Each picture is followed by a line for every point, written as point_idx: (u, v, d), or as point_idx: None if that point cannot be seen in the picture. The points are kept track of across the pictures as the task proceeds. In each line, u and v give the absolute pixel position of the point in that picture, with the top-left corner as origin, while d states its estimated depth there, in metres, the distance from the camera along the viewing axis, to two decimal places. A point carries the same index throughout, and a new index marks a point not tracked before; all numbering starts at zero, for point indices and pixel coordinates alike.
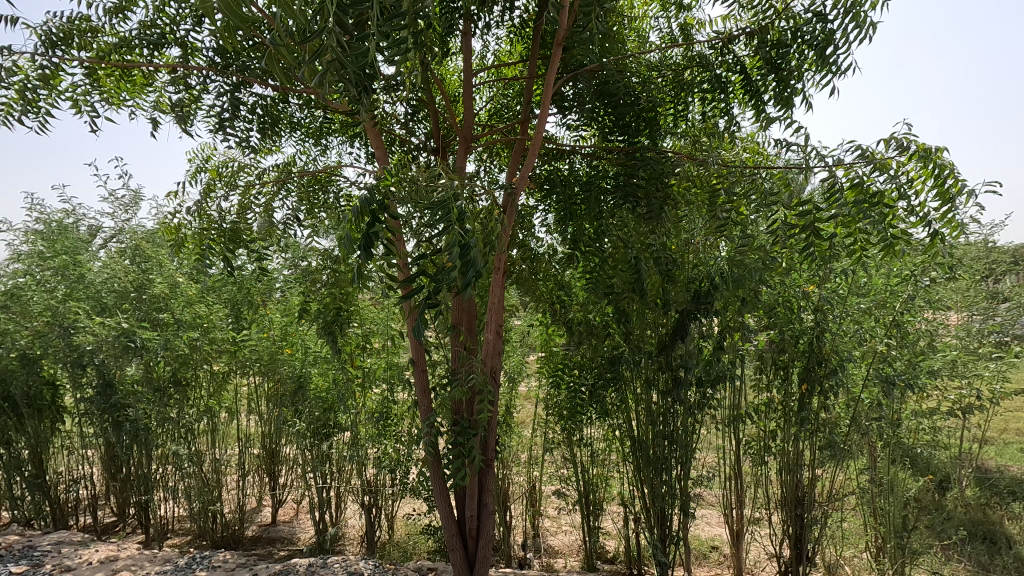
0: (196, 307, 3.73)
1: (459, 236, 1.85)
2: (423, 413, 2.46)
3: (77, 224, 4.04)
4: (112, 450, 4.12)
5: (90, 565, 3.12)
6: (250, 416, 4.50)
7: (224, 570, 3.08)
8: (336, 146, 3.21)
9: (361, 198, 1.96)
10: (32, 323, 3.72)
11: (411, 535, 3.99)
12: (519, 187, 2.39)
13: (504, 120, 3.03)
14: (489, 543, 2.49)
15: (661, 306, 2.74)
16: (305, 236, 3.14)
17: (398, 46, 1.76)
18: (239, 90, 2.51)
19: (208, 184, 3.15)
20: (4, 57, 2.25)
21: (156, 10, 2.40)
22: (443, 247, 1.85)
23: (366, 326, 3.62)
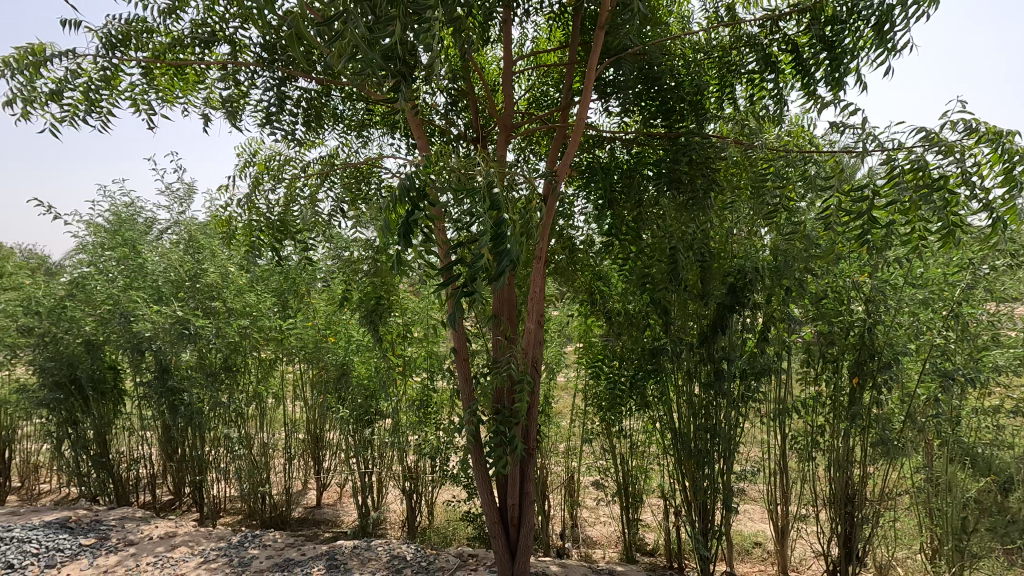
0: (245, 296, 3.88)
1: (493, 224, 1.84)
2: (466, 401, 2.45)
3: (136, 216, 4.25)
4: (168, 432, 4.35)
5: (153, 540, 3.31)
6: (295, 402, 4.63)
7: (275, 549, 3.21)
8: (377, 138, 3.26)
9: (400, 185, 1.98)
10: (96, 311, 3.99)
11: (450, 521, 4.07)
12: (559, 176, 2.35)
13: (542, 108, 3.01)
14: (531, 532, 2.49)
15: (700, 298, 2.69)
16: (349, 227, 3.20)
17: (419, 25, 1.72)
18: (285, 85, 2.56)
19: (256, 177, 3.26)
20: (69, 60, 2.36)
21: (207, 9, 2.48)
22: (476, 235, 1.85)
23: (407, 315, 3.69)
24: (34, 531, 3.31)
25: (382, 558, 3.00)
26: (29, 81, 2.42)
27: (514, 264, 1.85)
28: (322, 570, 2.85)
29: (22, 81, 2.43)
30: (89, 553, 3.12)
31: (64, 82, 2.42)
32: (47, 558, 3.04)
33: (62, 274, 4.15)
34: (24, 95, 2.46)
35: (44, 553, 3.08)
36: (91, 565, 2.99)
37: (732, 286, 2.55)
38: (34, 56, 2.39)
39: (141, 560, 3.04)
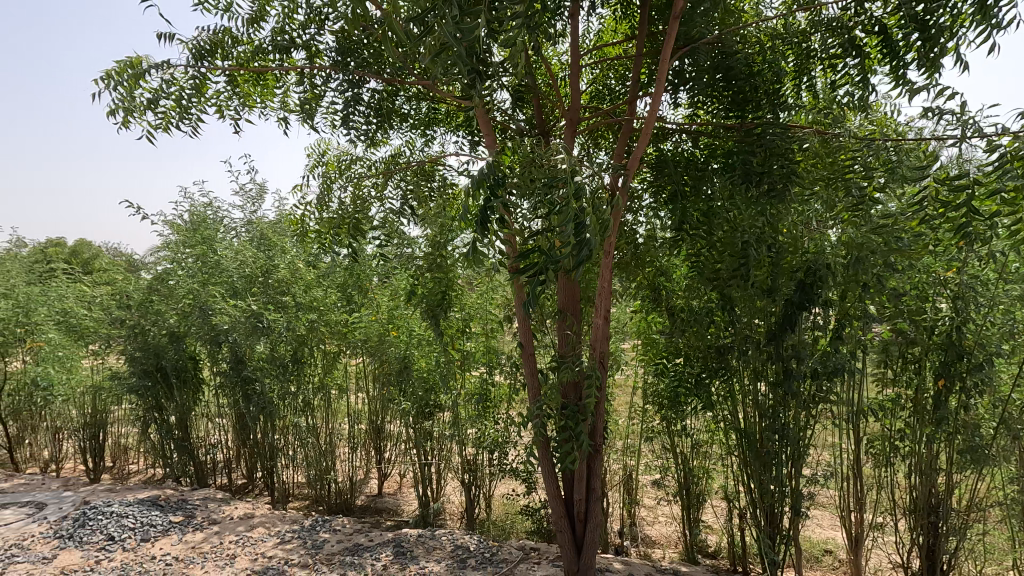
0: (312, 291, 4.04)
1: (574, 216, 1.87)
2: (533, 395, 2.48)
3: (213, 214, 4.51)
4: (242, 419, 4.60)
5: (233, 520, 3.52)
6: (358, 394, 4.78)
7: (344, 534, 3.34)
8: (440, 136, 3.33)
9: (481, 171, 2.04)
10: (178, 305, 4.28)
11: (508, 514, 4.11)
12: (630, 169, 2.33)
13: (606, 102, 2.98)
14: (598, 527, 2.49)
15: (766, 294, 2.58)
16: (415, 223, 3.27)
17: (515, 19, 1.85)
18: (357, 87, 2.67)
19: (326, 176, 3.39)
20: (164, 71, 2.54)
21: (286, 17, 2.60)
22: (557, 224, 1.87)
23: (466, 310, 3.75)
24: (130, 507, 3.59)
25: (446, 547, 3.07)
26: (128, 92, 2.62)
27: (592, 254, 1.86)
28: (390, 556, 2.95)
29: (123, 92, 2.64)
30: (179, 529, 3.35)
31: (159, 92, 2.61)
32: (142, 532, 3.29)
33: (146, 270, 4.55)
34: (124, 105, 2.67)
35: (140, 527, 3.34)
36: (180, 540, 3.22)
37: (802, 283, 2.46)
38: (133, 69, 2.58)
39: (224, 538, 3.24)
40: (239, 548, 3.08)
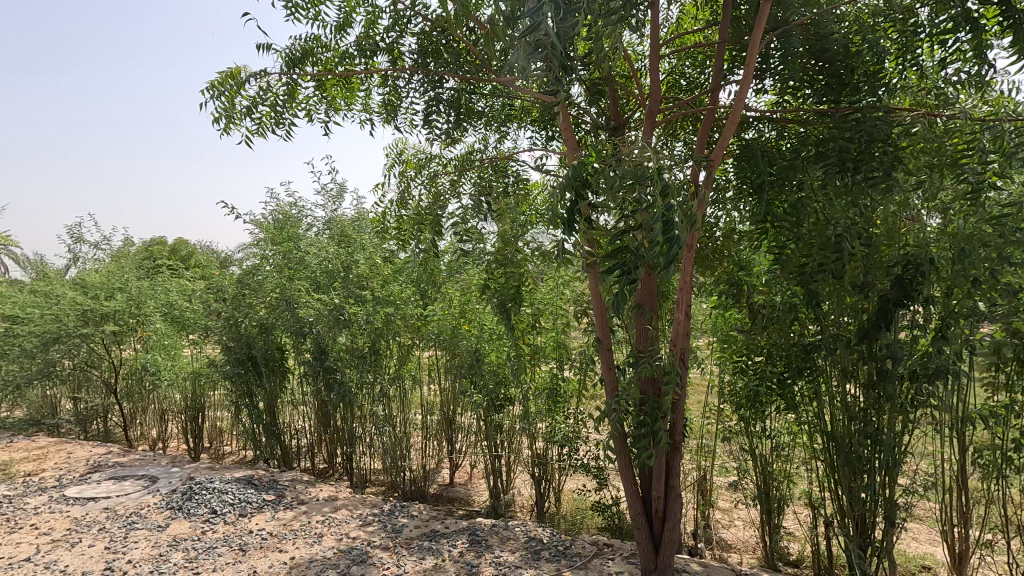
0: (389, 286, 4.20)
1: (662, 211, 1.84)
2: (611, 391, 2.47)
3: (298, 213, 4.78)
4: (324, 407, 4.86)
5: (319, 501, 3.74)
6: (430, 386, 4.92)
7: (420, 520, 3.46)
8: (514, 133, 3.37)
9: (567, 172, 2.05)
10: (268, 298, 4.58)
11: (578, 510, 4.10)
12: (716, 161, 2.26)
13: (685, 91, 2.91)
14: (677, 526, 2.44)
15: (858, 290, 2.42)
16: (490, 220, 3.32)
17: (606, 14, 1.87)
18: (436, 86, 2.76)
19: (404, 175, 3.51)
20: (262, 80, 2.73)
21: (371, 22, 2.72)
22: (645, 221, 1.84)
23: (537, 305, 3.77)
24: (228, 484, 3.89)
25: (520, 538, 3.12)
26: (229, 101, 2.83)
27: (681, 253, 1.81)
28: (466, 543, 3.03)
29: (225, 101, 2.85)
30: (272, 508, 3.60)
31: (256, 99, 2.80)
32: (240, 508, 3.56)
33: (236, 265, 4.96)
34: (226, 113, 2.88)
35: (238, 504, 3.61)
36: (273, 517, 3.45)
37: (899, 278, 2.28)
38: (233, 79, 2.79)
39: (312, 517, 3.45)
40: (326, 528, 3.27)
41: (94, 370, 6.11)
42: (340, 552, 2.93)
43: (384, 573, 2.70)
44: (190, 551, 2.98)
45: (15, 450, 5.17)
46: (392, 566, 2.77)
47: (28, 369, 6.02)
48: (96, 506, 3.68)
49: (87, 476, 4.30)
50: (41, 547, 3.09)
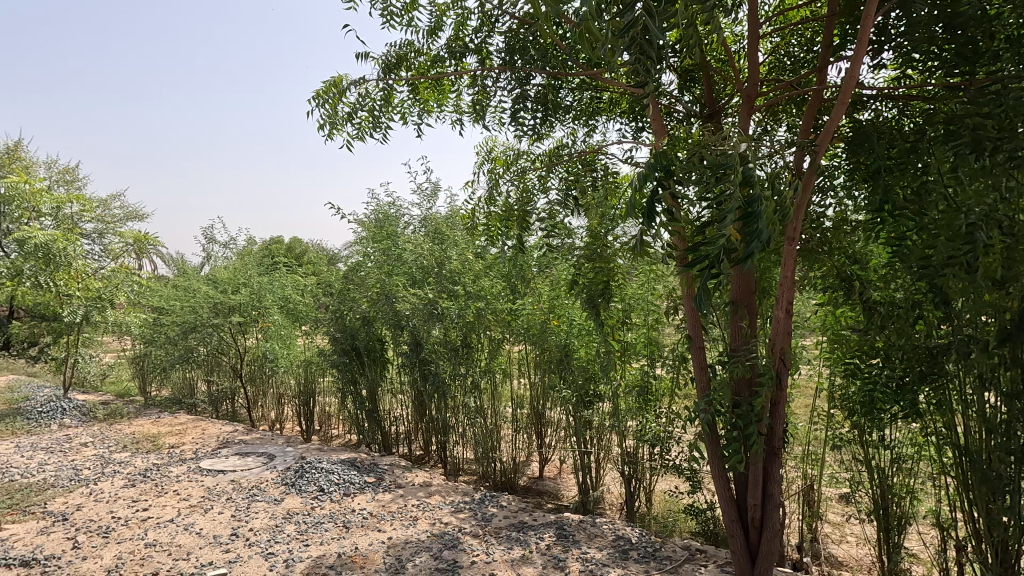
0: (480, 281, 4.31)
1: (744, 201, 1.73)
2: (702, 390, 2.37)
3: (396, 212, 5.04)
4: (420, 397, 5.09)
5: (414, 486, 3.93)
6: (520, 379, 4.96)
7: (509, 511, 3.53)
8: (603, 125, 3.32)
9: (647, 161, 1.98)
10: (369, 293, 4.89)
11: (671, 512, 3.97)
12: (821, 145, 2.08)
13: (789, 72, 2.71)
14: (775, 537, 2.29)
15: (999, 286, 2.12)
16: (579, 214, 3.29)
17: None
18: (523, 82, 2.77)
19: (494, 172, 3.58)
20: (360, 87, 2.90)
21: (460, 25, 2.79)
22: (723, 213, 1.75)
23: (627, 301, 3.68)
24: (334, 465, 4.20)
25: (608, 537, 3.08)
26: (332, 108, 3.04)
27: (764, 247, 1.70)
28: (553, 537, 3.04)
29: (328, 109, 3.06)
30: (372, 489, 3.84)
31: (356, 105, 2.99)
32: (344, 488, 3.83)
33: (342, 262, 5.35)
34: (329, 120, 3.10)
35: (342, 484, 3.89)
36: (373, 499, 3.68)
37: None
38: (335, 88, 2.98)
39: (408, 501, 3.64)
40: (420, 512, 3.43)
41: (223, 356, 6.84)
42: (433, 536, 3.07)
43: (473, 559, 2.79)
44: (301, 524, 3.26)
45: (162, 424, 5.92)
46: (481, 553, 2.85)
47: (172, 354, 6.86)
48: (225, 478, 4.13)
49: (218, 450, 4.83)
50: (181, 510, 3.52)
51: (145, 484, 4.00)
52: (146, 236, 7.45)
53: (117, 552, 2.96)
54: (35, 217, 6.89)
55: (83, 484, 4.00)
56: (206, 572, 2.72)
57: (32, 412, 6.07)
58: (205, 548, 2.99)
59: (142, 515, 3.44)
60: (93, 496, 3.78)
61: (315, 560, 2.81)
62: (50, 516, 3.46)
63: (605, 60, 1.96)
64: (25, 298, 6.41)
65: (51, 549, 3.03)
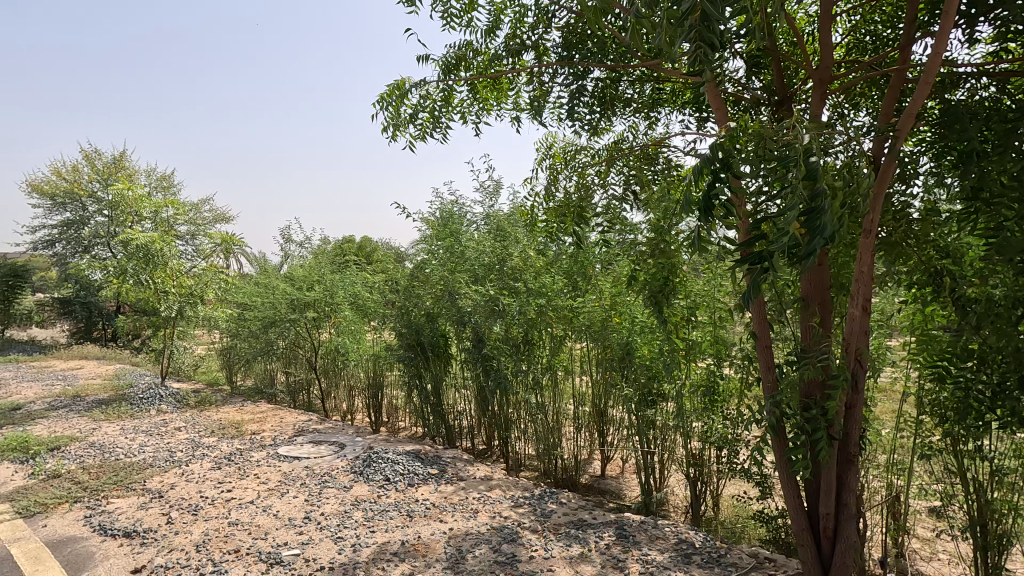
0: (541, 278, 4.32)
1: (807, 195, 1.63)
2: (768, 391, 2.26)
3: (459, 210, 5.14)
4: (482, 392, 5.17)
5: (476, 480, 4.01)
6: (582, 377, 4.91)
7: (569, 508, 3.52)
8: (665, 117, 3.23)
9: (703, 155, 1.90)
10: (434, 289, 5.02)
11: (739, 518, 3.81)
12: (902, 130, 1.92)
13: (868, 52, 2.53)
14: (850, 550, 2.15)
15: None
16: (640, 209, 3.21)
17: None
18: (581, 77, 2.75)
19: (554, 168, 3.57)
20: (421, 89, 2.98)
21: (517, 22, 2.80)
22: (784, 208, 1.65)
23: (692, 298, 3.57)
24: (400, 456, 4.35)
25: (670, 540, 3.00)
26: (395, 110, 3.14)
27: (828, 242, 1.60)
28: (613, 537, 3.01)
29: (391, 112, 3.17)
30: (435, 481, 3.94)
31: (418, 107, 3.07)
32: (409, 478, 3.96)
33: (409, 260, 5.52)
34: (393, 122, 3.20)
35: (407, 474, 4.03)
36: (436, 490, 3.78)
37: None
38: (399, 91, 3.08)
39: (469, 494, 3.71)
40: (480, 505, 3.49)
41: (300, 349, 7.24)
42: (492, 529, 3.11)
43: (532, 554, 2.80)
44: (368, 511, 3.41)
45: (246, 412, 6.35)
46: (539, 549, 2.86)
47: (254, 347, 7.35)
48: (300, 464, 4.38)
49: (294, 438, 5.12)
50: (260, 493, 3.77)
51: (230, 467, 4.32)
52: (232, 237, 8.00)
53: (204, 528, 3.22)
54: (138, 221, 7.58)
55: (177, 465, 4.37)
56: (281, 551, 2.90)
57: (135, 397, 6.69)
58: (280, 529, 3.19)
59: (226, 496, 3.71)
60: (185, 476, 4.12)
61: (379, 546, 2.93)
62: (149, 493, 3.80)
63: (663, 50, 1.89)
64: (130, 294, 7.07)
65: (149, 522, 3.34)
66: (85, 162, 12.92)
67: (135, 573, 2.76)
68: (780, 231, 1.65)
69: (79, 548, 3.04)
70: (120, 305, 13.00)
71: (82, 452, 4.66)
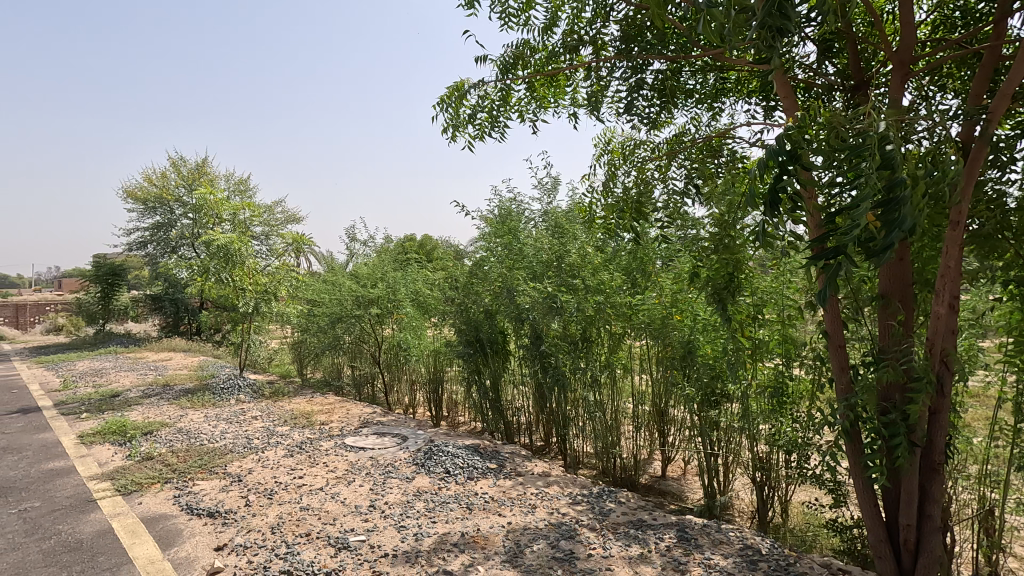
0: (600, 274, 4.29)
1: (883, 185, 1.53)
2: (841, 393, 2.15)
3: (518, 207, 5.19)
4: (540, 389, 5.19)
5: (534, 476, 4.03)
6: (642, 375, 4.82)
7: (628, 508, 3.47)
8: (729, 108, 3.13)
9: (769, 146, 1.82)
10: (492, 286, 5.08)
11: (810, 526, 3.63)
12: (995, 112, 1.77)
13: (957, 30, 2.34)
14: (933, 565, 2.02)
15: None
16: (703, 203, 3.12)
17: None
18: (640, 70, 2.70)
19: (612, 163, 3.53)
20: (480, 89, 3.03)
21: (574, 18, 2.79)
22: (858, 200, 1.56)
23: (758, 295, 3.43)
24: (460, 450, 4.44)
25: (734, 545, 2.91)
26: (455, 111, 3.20)
27: (908, 235, 1.50)
28: (674, 539, 2.95)
29: (451, 112, 3.23)
30: (494, 475, 4.00)
31: (476, 107, 3.12)
32: (468, 472, 4.04)
33: (468, 257, 5.62)
34: (452, 123, 3.27)
35: (466, 468, 4.11)
36: (495, 484, 3.84)
37: None
38: (458, 92, 3.14)
39: (527, 489, 3.74)
40: (538, 501, 3.51)
41: (365, 344, 7.53)
42: (551, 525, 3.12)
43: (590, 552, 2.79)
44: (429, 502, 3.51)
45: (315, 403, 6.68)
46: (598, 547, 2.85)
47: (323, 341, 7.71)
48: (365, 454, 4.56)
49: (360, 429, 5.34)
50: (329, 480, 3.96)
51: (302, 455, 4.56)
52: (303, 237, 8.42)
53: (279, 512, 3.42)
54: (218, 223, 8.11)
55: (254, 451, 4.66)
56: (348, 537, 3.04)
57: (217, 387, 7.19)
58: (348, 515, 3.34)
59: (298, 482, 3.93)
60: (261, 462, 4.39)
61: (440, 536, 3.01)
62: (230, 476, 4.08)
63: (727, 38, 1.83)
64: (212, 292, 7.59)
65: (230, 504, 3.58)
66: (172, 170, 13.96)
67: (218, 550, 2.98)
68: (852, 225, 1.56)
69: (170, 525, 3.31)
70: (203, 301, 13.97)
71: (171, 437, 5.06)
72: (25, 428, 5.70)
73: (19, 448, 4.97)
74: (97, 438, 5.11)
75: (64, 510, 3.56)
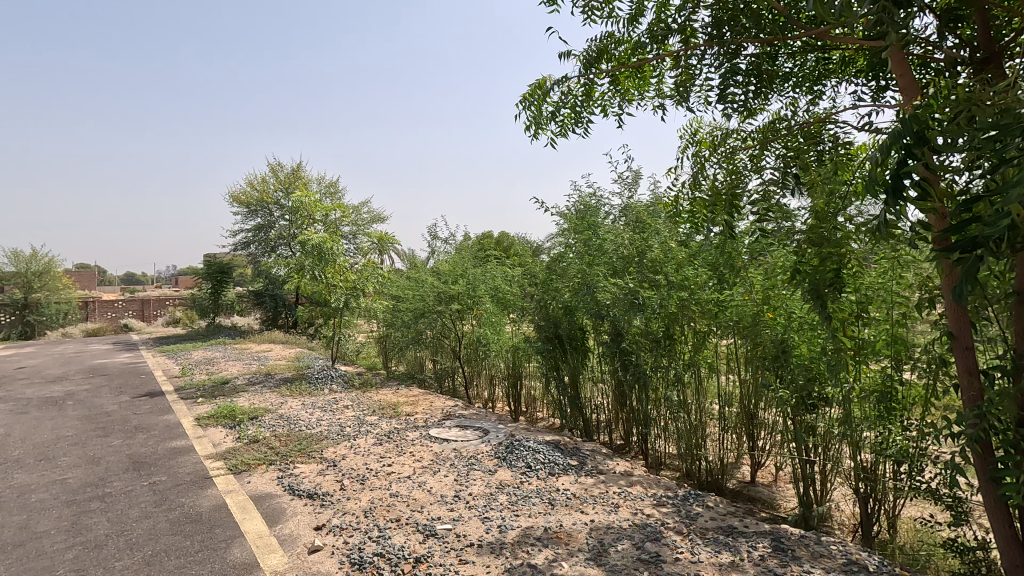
0: (684, 270, 4.15)
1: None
2: (970, 400, 1.98)
3: (598, 203, 5.13)
4: (620, 386, 5.10)
5: (615, 474, 3.98)
6: (728, 375, 4.58)
7: (716, 513, 3.35)
8: (830, 90, 2.92)
9: (892, 128, 1.68)
10: (571, 282, 5.05)
11: (923, 544, 3.33)
12: None
13: None
14: None
15: None
16: (800, 194, 2.92)
17: None
18: (733, 56, 2.57)
19: (699, 154, 3.39)
20: (563, 86, 3.01)
21: (662, 6, 2.70)
22: (1005, 185, 1.39)
23: (862, 292, 3.18)
24: (540, 446, 4.46)
25: (836, 559, 2.71)
26: (537, 109, 3.21)
27: None
28: (768, 548, 2.80)
29: (533, 110, 3.24)
30: (575, 472, 3.99)
31: (559, 103, 3.11)
32: (549, 467, 4.06)
33: (546, 253, 5.63)
34: (534, 120, 3.28)
35: (547, 463, 4.13)
36: (576, 481, 3.82)
37: None
38: (540, 90, 3.14)
39: (609, 488, 3.69)
40: (622, 500, 3.46)
41: (446, 339, 7.74)
42: (635, 526, 3.07)
43: (677, 556, 2.71)
44: (512, 496, 3.55)
45: (400, 395, 6.97)
46: (685, 551, 2.76)
47: (406, 336, 8.02)
48: (448, 446, 4.69)
49: (442, 421, 5.51)
50: (416, 470, 4.11)
51: (389, 444, 4.77)
52: (388, 235, 8.80)
53: (371, 497, 3.60)
54: (312, 223, 8.65)
55: (347, 439, 4.94)
56: (435, 524, 3.15)
57: (312, 377, 7.68)
58: (434, 504, 3.46)
59: (387, 470, 4.12)
60: (353, 449, 4.64)
61: (524, 530, 3.04)
62: (326, 461, 4.35)
63: (840, 16, 1.71)
64: (306, 288, 8.12)
65: (327, 487, 3.82)
66: (270, 175, 15.05)
67: (317, 529, 3.19)
68: (997, 214, 1.40)
69: (275, 503, 3.58)
70: (299, 296, 14.96)
71: (274, 422, 5.47)
72: (152, 410, 6.38)
73: (148, 427, 5.58)
74: (212, 421, 5.63)
75: (186, 485, 3.95)
